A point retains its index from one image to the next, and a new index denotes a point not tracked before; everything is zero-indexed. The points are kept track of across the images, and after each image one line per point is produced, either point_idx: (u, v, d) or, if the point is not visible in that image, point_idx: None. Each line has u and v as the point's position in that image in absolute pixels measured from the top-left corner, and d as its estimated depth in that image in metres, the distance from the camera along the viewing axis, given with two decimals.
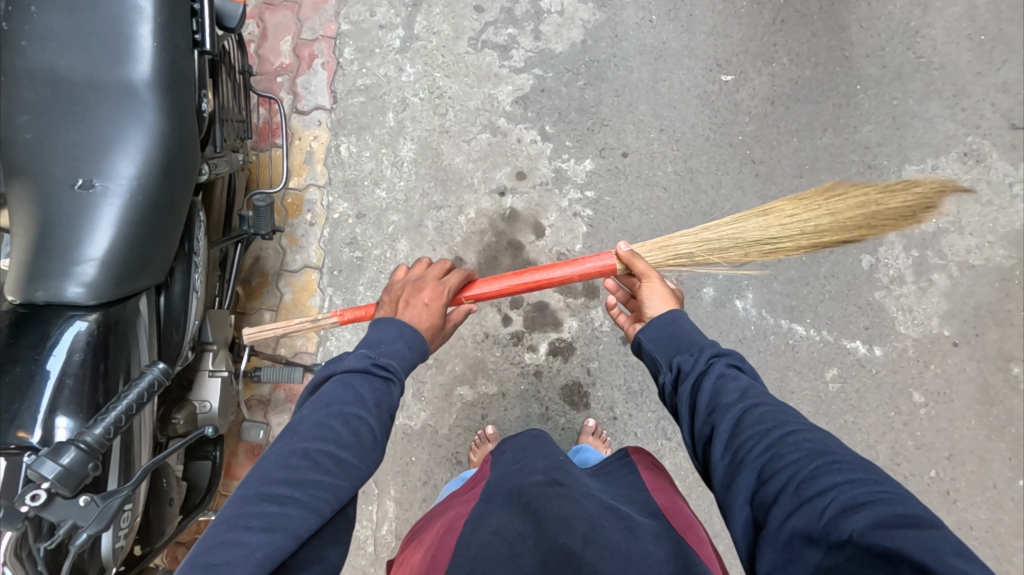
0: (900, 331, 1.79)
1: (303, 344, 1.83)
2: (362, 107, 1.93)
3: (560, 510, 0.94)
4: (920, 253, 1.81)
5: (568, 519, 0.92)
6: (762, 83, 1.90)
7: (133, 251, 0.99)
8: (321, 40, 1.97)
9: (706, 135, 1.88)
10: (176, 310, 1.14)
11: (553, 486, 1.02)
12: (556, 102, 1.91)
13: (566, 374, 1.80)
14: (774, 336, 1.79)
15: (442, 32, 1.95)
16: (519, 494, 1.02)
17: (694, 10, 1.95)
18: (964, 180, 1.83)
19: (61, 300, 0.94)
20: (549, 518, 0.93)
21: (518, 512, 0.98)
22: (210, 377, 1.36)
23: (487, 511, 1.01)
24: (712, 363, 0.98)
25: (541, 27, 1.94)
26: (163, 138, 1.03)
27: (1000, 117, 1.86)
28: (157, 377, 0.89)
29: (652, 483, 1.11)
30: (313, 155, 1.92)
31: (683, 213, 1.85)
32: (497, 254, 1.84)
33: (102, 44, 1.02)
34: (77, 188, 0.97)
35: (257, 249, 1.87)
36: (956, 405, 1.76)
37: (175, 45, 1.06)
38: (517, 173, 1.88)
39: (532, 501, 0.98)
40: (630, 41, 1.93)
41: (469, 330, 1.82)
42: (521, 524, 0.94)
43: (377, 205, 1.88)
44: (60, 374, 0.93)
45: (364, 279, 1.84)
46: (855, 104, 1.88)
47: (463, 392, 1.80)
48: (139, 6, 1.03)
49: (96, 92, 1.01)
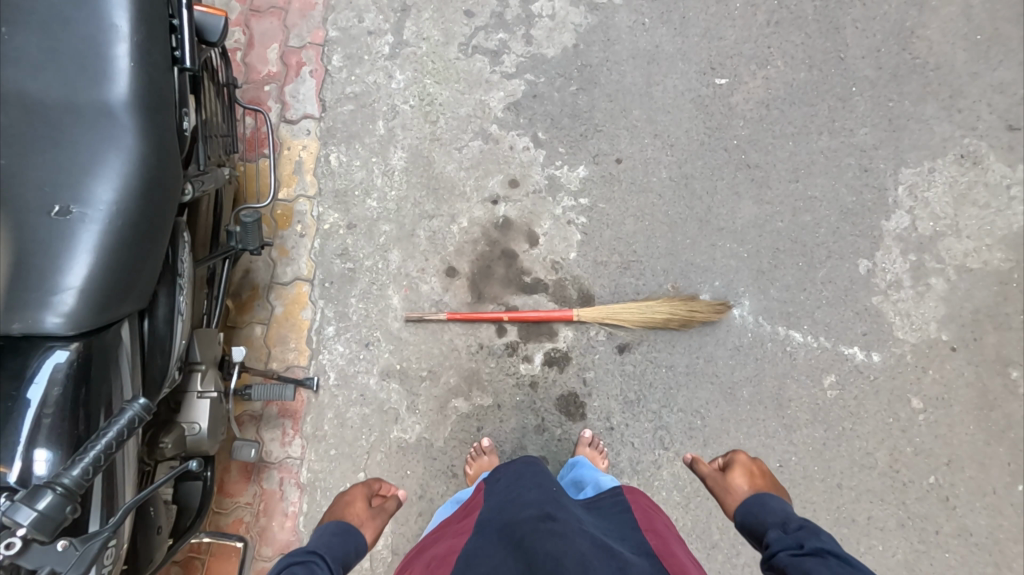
0: (898, 336, 1.77)
1: (294, 358, 1.81)
2: (352, 115, 1.90)
3: (551, 548, 0.94)
4: (917, 257, 1.79)
5: (559, 557, 0.92)
6: (757, 86, 1.88)
7: (114, 277, 0.96)
8: (308, 47, 1.93)
9: (701, 140, 1.86)
10: (160, 334, 1.12)
11: (546, 521, 1.02)
12: (549, 108, 1.88)
13: (563, 385, 1.78)
14: (772, 343, 1.77)
15: (431, 38, 1.92)
16: (513, 531, 1.02)
17: (687, 13, 1.92)
18: (962, 183, 1.82)
19: (39, 331, 0.92)
20: (541, 557, 0.93)
21: (511, 548, 0.98)
22: (199, 399, 1.35)
23: (480, 546, 1.02)
24: (791, 533, 1.11)
25: (532, 32, 1.91)
26: (143, 160, 1.00)
27: (996, 118, 1.84)
28: (138, 411, 0.85)
29: (647, 523, 1.13)
30: (302, 165, 1.89)
31: (678, 219, 1.83)
32: (490, 263, 1.82)
33: (78, 65, 0.99)
34: (55, 215, 0.95)
35: (246, 261, 1.84)
36: (955, 411, 1.75)
37: (154, 63, 1.03)
38: (510, 181, 1.85)
39: (525, 538, 0.98)
40: (622, 44, 1.90)
41: (464, 342, 1.80)
42: (514, 564, 0.94)
43: (368, 216, 1.85)
44: (37, 410, 0.90)
45: (356, 291, 1.82)
46: (851, 106, 1.86)
47: (458, 404, 1.78)
48: (116, 24, 1.00)
49: (73, 114, 0.98)
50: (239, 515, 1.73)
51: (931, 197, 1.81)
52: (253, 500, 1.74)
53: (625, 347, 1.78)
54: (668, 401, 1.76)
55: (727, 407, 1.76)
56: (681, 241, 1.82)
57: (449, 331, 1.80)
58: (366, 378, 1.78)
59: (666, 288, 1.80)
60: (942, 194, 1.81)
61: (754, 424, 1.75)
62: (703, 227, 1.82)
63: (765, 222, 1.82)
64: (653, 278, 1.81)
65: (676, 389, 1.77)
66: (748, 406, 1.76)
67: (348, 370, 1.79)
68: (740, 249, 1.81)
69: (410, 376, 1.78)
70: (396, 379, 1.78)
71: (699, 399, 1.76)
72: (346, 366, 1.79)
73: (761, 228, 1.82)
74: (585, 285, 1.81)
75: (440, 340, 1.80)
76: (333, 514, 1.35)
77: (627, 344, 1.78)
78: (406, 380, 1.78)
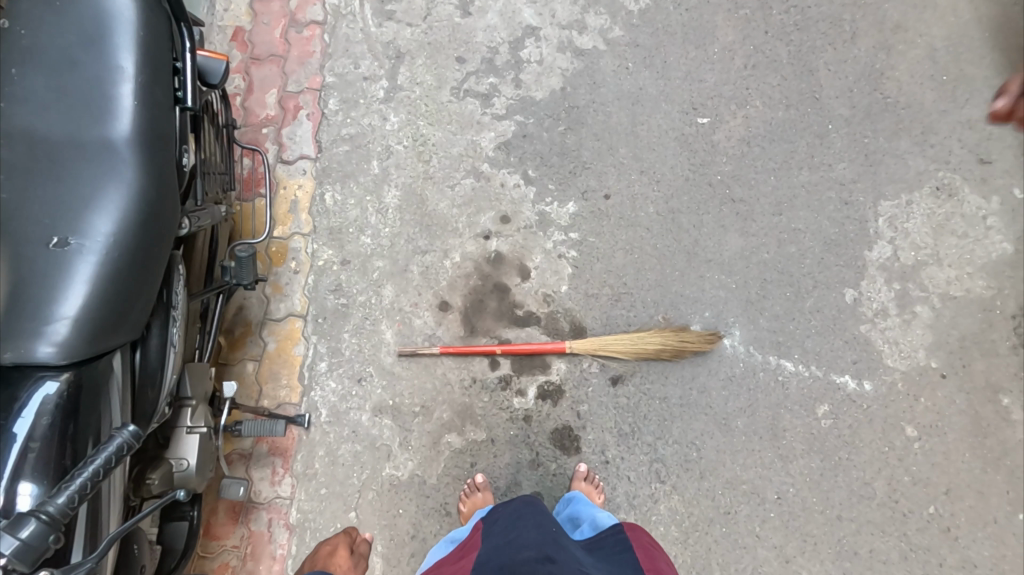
0: (888, 364, 1.78)
1: (286, 395, 1.80)
2: (347, 156, 1.95)
3: None
4: (902, 286, 1.83)
5: None
6: (737, 125, 1.95)
7: (108, 308, 0.97)
8: (306, 92, 2.00)
9: (686, 176, 1.92)
10: (152, 365, 1.12)
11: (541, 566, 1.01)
12: (538, 147, 1.94)
13: (556, 418, 1.77)
14: (764, 373, 1.78)
15: (425, 83, 2.00)
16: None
17: (668, 57, 2.01)
18: (939, 214, 1.87)
19: (31, 361, 0.92)
20: None
21: None
22: (188, 434, 1.34)
23: None
24: None
25: (521, 76, 1.99)
26: (142, 193, 1.03)
27: (966, 153, 1.92)
28: (126, 439, 0.84)
29: (648, 563, 1.16)
30: (297, 204, 1.93)
31: (666, 252, 1.86)
32: (483, 297, 1.84)
33: (84, 103, 1.03)
34: (53, 246, 0.97)
35: (240, 298, 1.85)
36: (950, 438, 1.74)
37: (156, 102, 1.07)
38: (501, 217, 1.89)
39: None
40: (608, 87, 1.98)
41: (457, 376, 1.79)
42: None
43: (362, 252, 1.88)
44: (26, 440, 0.90)
45: (349, 326, 1.83)
46: (828, 142, 1.93)
47: (452, 439, 1.76)
48: (121, 66, 1.05)
49: (75, 150, 1.02)
50: (225, 558, 1.68)
51: (911, 227, 1.87)
52: (240, 543, 1.69)
53: (618, 380, 1.78)
54: (662, 433, 1.75)
55: (722, 438, 1.75)
56: (670, 273, 1.85)
57: (442, 366, 1.80)
58: (358, 415, 1.77)
59: (657, 319, 1.82)
60: (921, 225, 1.87)
61: (750, 455, 1.74)
62: (691, 259, 1.86)
63: (751, 254, 1.86)
64: (644, 309, 1.83)
65: (671, 421, 1.76)
66: (743, 437, 1.75)
67: (340, 406, 1.78)
68: (729, 280, 1.84)
69: (402, 412, 1.77)
70: (388, 415, 1.77)
71: (693, 431, 1.75)
72: (338, 402, 1.78)
73: (748, 259, 1.85)
74: (577, 317, 1.83)
75: (433, 375, 1.79)
76: (316, 564, 1.48)
77: (620, 376, 1.78)
78: (398, 416, 1.77)
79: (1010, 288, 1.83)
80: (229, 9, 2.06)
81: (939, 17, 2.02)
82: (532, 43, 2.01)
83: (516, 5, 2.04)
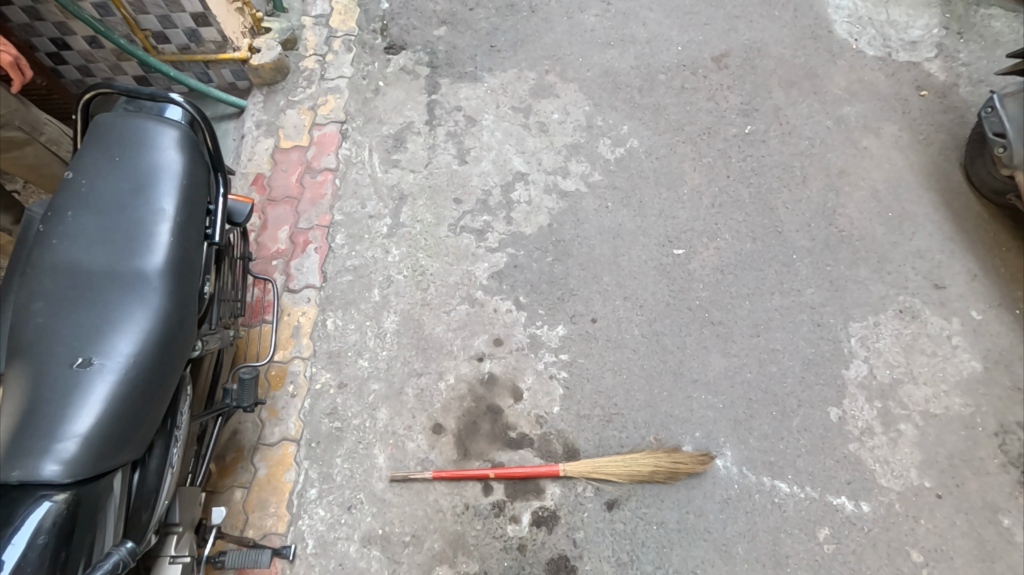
0: (883, 484, 1.79)
1: (272, 524, 1.75)
2: (350, 285, 2.09)
3: None
4: (882, 404, 1.89)
5: None
6: (710, 254, 2.13)
7: (116, 425, 1.13)
8: (315, 228, 2.19)
9: (667, 301, 2.05)
10: (148, 486, 1.22)
11: None
12: (528, 276, 2.09)
13: (552, 547, 1.71)
14: (760, 494, 1.77)
15: (425, 220, 2.19)
16: None
17: (644, 197, 2.23)
18: (906, 335, 1.98)
19: (35, 479, 1.06)
20: None
21: None
22: (170, 563, 1.33)
23: None
24: None
25: (512, 215, 2.19)
26: (161, 317, 1.21)
27: (923, 278, 2.07)
28: (122, 557, 1.09)
29: None
30: (299, 329, 2.02)
31: (653, 372, 1.94)
32: (476, 419, 1.87)
33: (124, 240, 1.24)
34: (76, 366, 1.13)
35: (235, 422, 1.87)
36: (958, 564, 1.70)
37: (187, 243, 1.30)
38: (493, 340, 1.99)
39: None
40: (590, 223, 2.18)
41: (449, 502, 1.76)
42: None
43: (360, 374, 1.94)
44: (20, 559, 1.02)
45: (342, 451, 1.83)
46: (795, 268, 2.09)
47: (442, 572, 1.69)
48: (162, 210, 1.29)
49: (109, 280, 1.21)
50: None
51: (882, 347, 1.97)
52: None
53: (614, 504, 1.75)
54: (662, 561, 1.70)
55: (723, 566, 1.69)
56: (659, 394, 1.91)
57: (435, 491, 1.77)
58: (346, 545, 1.72)
59: (649, 440, 1.84)
60: (891, 345, 1.97)
61: None
62: (678, 378, 1.93)
63: (734, 374, 1.93)
64: (635, 430, 1.86)
65: (670, 548, 1.71)
66: (745, 564, 1.70)
67: (328, 536, 1.73)
68: (716, 400, 1.89)
69: (392, 542, 1.72)
70: (377, 545, 1.72)
71: (694, 558, 1.70)
72: (326, 532, 1.74)
73: (732, 379, 1.92)
74: (570, 438, 1.85)
75: (425, 501, 1.76)
76: None
77: (616, 500, 1.76)
78: (388, 547, 1.71)
79: (987, 405, 1.89)
80: (253, 159, 2.34)
81: (876, 163, 2.26)
82: (522, 186, 2.24)
83: (506, 155, 2.30)
